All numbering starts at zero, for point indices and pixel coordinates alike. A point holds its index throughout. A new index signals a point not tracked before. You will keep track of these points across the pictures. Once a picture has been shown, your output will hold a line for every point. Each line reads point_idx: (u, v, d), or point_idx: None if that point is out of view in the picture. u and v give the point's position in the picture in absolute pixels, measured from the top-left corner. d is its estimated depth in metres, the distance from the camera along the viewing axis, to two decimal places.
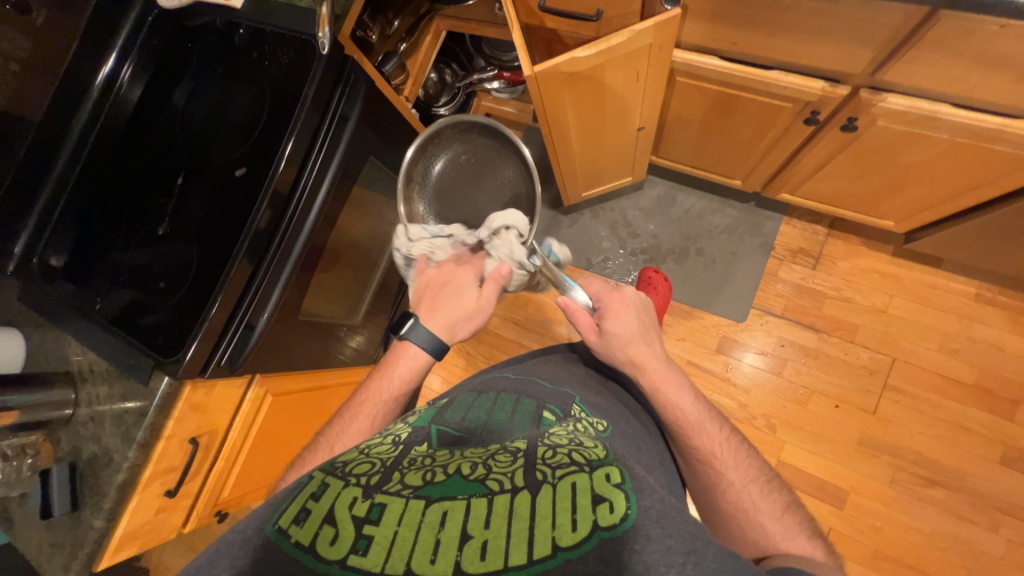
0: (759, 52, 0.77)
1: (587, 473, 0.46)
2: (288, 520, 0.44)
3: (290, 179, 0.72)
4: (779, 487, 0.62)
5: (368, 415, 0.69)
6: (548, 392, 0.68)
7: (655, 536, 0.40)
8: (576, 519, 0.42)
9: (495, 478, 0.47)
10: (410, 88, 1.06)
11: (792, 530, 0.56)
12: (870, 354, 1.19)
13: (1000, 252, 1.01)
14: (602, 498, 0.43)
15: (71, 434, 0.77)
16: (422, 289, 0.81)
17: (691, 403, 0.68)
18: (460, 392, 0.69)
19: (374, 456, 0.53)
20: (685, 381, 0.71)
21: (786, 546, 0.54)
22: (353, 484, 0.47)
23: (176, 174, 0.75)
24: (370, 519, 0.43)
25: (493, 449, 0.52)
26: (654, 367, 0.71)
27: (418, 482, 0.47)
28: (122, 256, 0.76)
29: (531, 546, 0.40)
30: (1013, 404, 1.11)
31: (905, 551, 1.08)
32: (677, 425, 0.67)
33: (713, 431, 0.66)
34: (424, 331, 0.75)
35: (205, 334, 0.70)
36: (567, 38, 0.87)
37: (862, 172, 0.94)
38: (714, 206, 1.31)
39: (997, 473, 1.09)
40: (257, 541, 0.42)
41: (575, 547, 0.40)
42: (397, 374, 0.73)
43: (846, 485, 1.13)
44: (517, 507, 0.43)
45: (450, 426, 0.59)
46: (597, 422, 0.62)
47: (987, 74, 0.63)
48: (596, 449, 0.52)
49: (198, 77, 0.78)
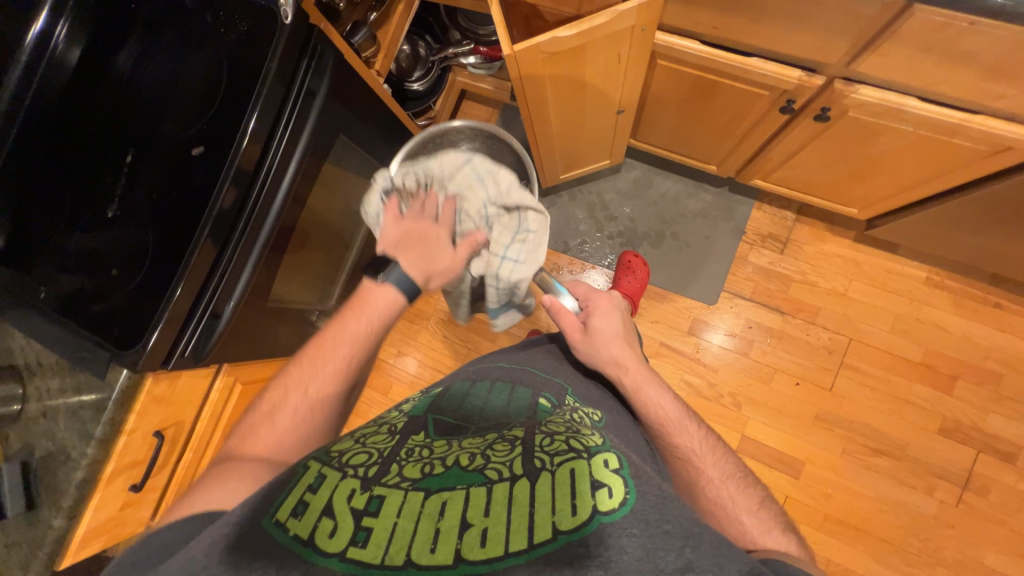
0: (740, 38, 0.76)
1: (586, 459, 0.48)
2: (286, 512, 0.46)
3: (255, 154, 0.68)
4: (755, 483, 0.64)
5: (343, 354, 0.66)
6: (542, 381, 0.69)
7: (652, 520, 0.43)
8: (576, 503, 0.44)
9: (494, 467, 0.49)
10: (381, 62, 1.00)
11: (767, 524, 0.58)
12: (830, 335, 1.25)
13: (952, 239, 1.07)
14: (601, 484, 0.46)
15: (20, 430, 0.73)
16: (395, 232, 0.74)
17: (670, 402, 0.71)
18: (453, 381, 0.70)
19: (370, 446, 0.54)
20: (664, 383, 0.74)
21: (762, 541, 0.56)
22: (350, 476, 0.49)
23: (124, 152, 0.69)
24: (369, 512, 0.46)
25: (491, 438, 0.54)
26: (635, 366, 0.74)
27: (418, 474, 0.50)
28: (66, 241, 0.70)
29: (531, 531, 0.43)
30: (953, 379, 1.21)
31: (851, 514, 1.18)
32: (659, 424, 0.69)
33: (693, 429, 0.68)
34: (404, 275, 0.69)
35: (168, 321, 0.66)
36: (547, 14, 0.82)
37: (831, 161, 0.97)
38: (690, 190, 1.33)
39: (935, 442, 1.18)
40: (252, 530, 0.44)
41: (575, 531, 0.42)
42: (374, 315, 0.68)
43: (802, 456, 1.21)
44: (516, 494, 0.45)
45: (445, 414, 0.61)
46: (593, 413, 0.64)
47: (952, 70, 0.65)
48: (592, 437, 0.54)
49: (145, 42, 0.70)
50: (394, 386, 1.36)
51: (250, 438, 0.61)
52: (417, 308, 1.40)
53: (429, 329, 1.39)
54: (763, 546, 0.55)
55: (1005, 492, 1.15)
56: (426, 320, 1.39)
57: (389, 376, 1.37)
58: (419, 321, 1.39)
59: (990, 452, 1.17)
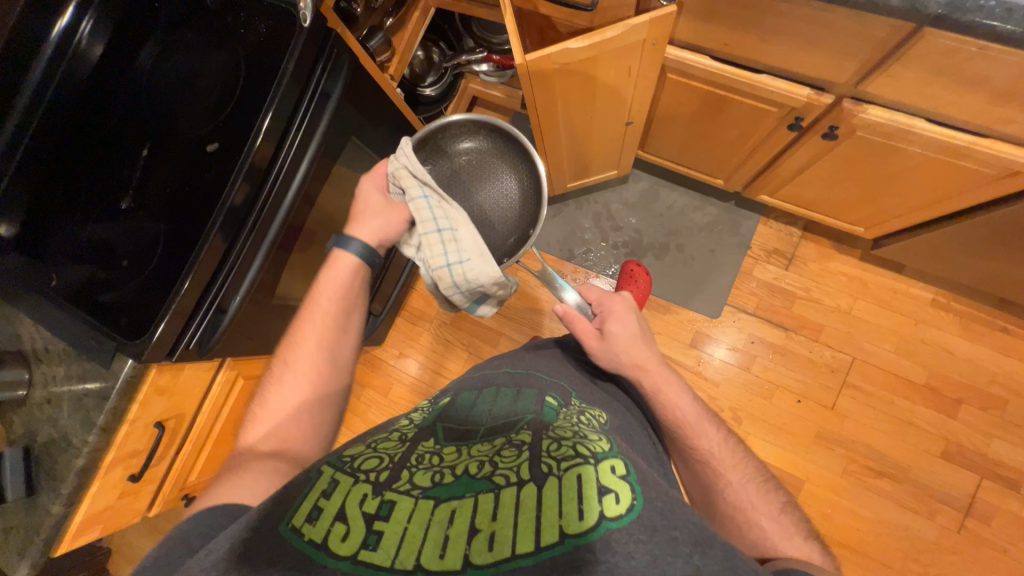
0: (751, 55, 0.77)
1: (593, 465, 0.48)
2: (301, 518, 0.46)
3: (268, 153, 0.69)
4: (776, 487, 0.63)
5: (313, 320, 0.70)
6: (547, 382, 0.70)
7: (660, 527, 0.43)
8: (583, 508, 0.44)
9: (502, 473, 0.49)
10: (395, 66, 1.02)
11: (790, 530, 0.57)
12: (833, 353, 1.24)
13: (958, 262, 1.06)
14: (608, 489, 0.45)
15: (25, 415, 0.74)
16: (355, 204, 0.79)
17: (689, 404, 0.71)
18: (460, 390, 0.69)
19: (381, 452, 0.55)
20: (683, 384, 0.74)
21: (784, 545, 0.55)
22: (362, 482, 0.50)
23: (141, 146, 0.71)
24: (380, 516, 0.46)
25: (499, 443, 0.54)
26: (656, 368, 0.75)
27: (428, 482, 0.50)
28: (80, 229, 0.71)
29: (537, 535, 0.43)
30: (957, 403, 1.19)
31: (850, 536, 1.16)
32: (677, 427, 0.69)
33: (712, 431, 0.68)
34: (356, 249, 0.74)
35: (175, 312, 0.67)
36: (560, 25, 0.83)
37: (838, 179, 0.97)
38: (696, 204, 1.34)
39: (938, 466, 1.17)
40: (269, 536, 0.45)
41: (581, 536, 0.42)
42: (331, 278, 0.72)
43: (802, 475, 1.20)
44: (523, 499, 0.45)
45: (454, 421, 0.61)
46: (599, 415, 0.64)
47: (961, 93, 0.65)
48: (600, 442, 0.53)
49: (166, 40, 0.72)
50: (393, 388, 1.37)
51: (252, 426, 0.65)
52: (420, 310, 1.40)
53: (430, 332, 1.39)
54: (783, 550, 0.55)
55: (1008, 520, 1.13)
56: (429, 323, 1.40)
57: (390, 377, 1.37)
58: (421, 323, 1.40)
59: (993, 479, 1.15)
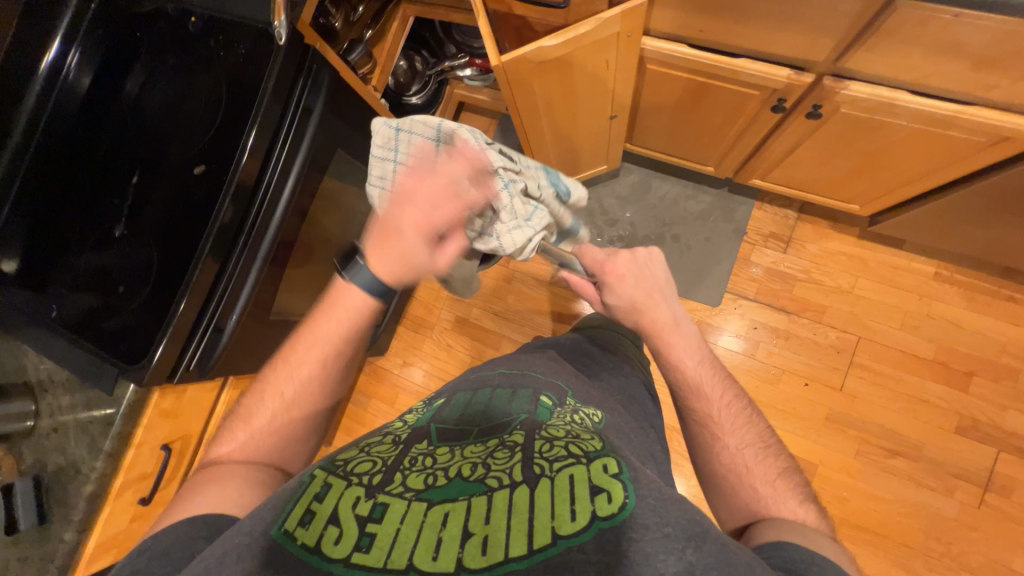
0: (728, 40, 0.77)
1: (585, 465, 0.48)
2: (293, 522, 0.46)
3: (254, 171, 0.70)
4: (777, 453, 0.60)
5: (316, 356, 0.64)
6: (542, 381, 0.69)
7: (652, 525, 0.43)
8: (575, 509, 0.44)
9: (494, 475, 0.49)
10: (377, 78, 1.02)
11: (785, 495, 0.55)
12: (837, 333, 1.23)
13: (958, 232, 1.05)
14: (601, 488, 0.45)
15: (33, 446, 0.75)
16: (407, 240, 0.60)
17: (693, 366, 0.68)
18: (456, 391, 0.69)
19: (375, 455, 0.55)
20: (695, 348, 0.70)
21: (776, 510, 0.54)
22: (354, 485, 0.50)
23: (130, 174, 0.71)
24: (372, 519, 0.46)
25: (492, 445, 0.54)
26: (662, 328, 0.72)
27: (420, 484, 0.49)
28: (76, 259, 0.71)
29: (530, 538, 0.42)
30: (968, 375, 1.17)
31: (869, 518, 1.14)
32: (679, 391, 0.68)
33: (714, 395, 0.65)
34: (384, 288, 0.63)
35: (172, 334, 0.68)
36: (536, 24, 0.81)
37: (828, 158, 0.96)
38: (689, 192, 1.33)
39: (953, 441, 1.15)
40: (265, 545, 0.44)
41: (574, 536, 0.42)
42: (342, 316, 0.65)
43: (814, 458, 1.18)
44: (515, 501, 0.45)
45: (449, 422, 0.61)
46: (594, 414, 0.63)
47: (942, 62, 0.65)
48: (594, 441, 0.53)
49: (151, 67, 0.73)
50: (399, 396, 1.37)
51: (229, 441, 0.62)
52: (421, 318, 1.41)
53: (433, 339, 1.40)
54: (774, 516, 0.53)
55: None
56: (430, 329, 1.40)
57: (395, 386, 1.38)
58: (423, 331, 1.40)
59: (1010, 451, 1.13)
